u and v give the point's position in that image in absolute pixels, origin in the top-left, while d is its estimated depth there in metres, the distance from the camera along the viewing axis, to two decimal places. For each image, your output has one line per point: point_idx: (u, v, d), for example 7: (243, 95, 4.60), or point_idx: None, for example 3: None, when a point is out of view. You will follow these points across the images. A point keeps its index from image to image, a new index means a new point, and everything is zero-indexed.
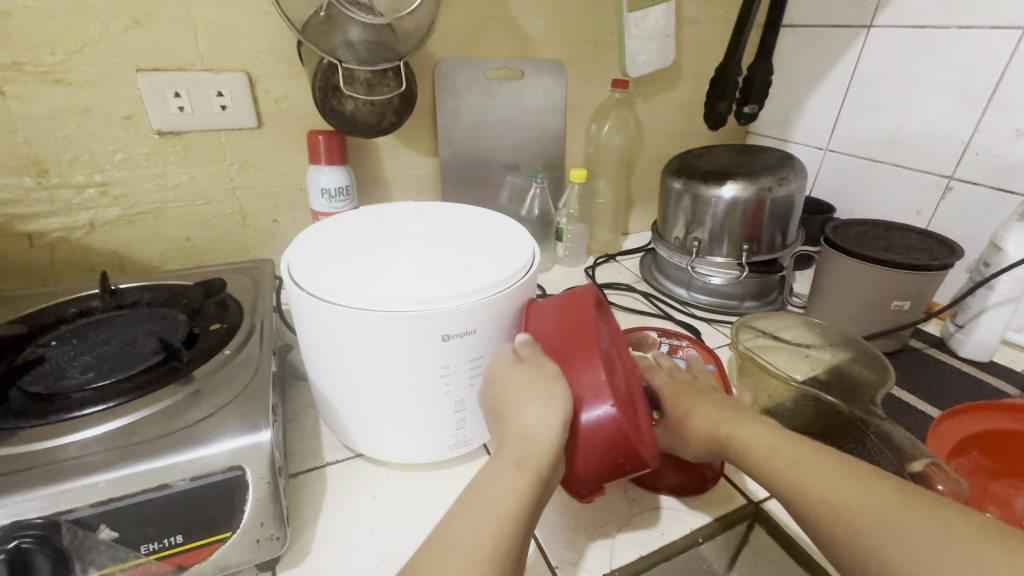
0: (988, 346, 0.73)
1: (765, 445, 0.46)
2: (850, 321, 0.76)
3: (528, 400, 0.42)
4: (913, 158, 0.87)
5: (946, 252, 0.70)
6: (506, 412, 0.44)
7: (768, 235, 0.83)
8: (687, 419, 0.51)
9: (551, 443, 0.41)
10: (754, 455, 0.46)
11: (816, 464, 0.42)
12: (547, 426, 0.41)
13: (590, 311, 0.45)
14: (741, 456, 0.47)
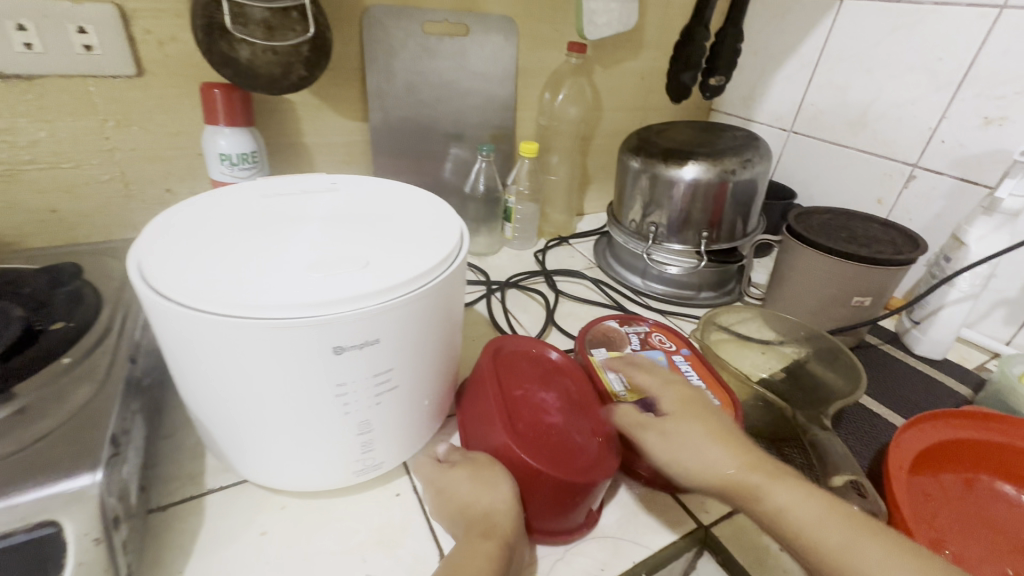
0: (943, 343, 0.71)
1: (799, 510, 0.37)
2: (808, 316, 0.72)
3: (475, 483, 0.41)
4: (877, 144, 0.82)
5: (910, 245, 0.67)
6: (456, 500, 0.42)
7: (729, 221, 0.77)
8: (689, 454, 0.42)
9: (508, 512, 0.40)
10: (790, 518, 0.37)
11: (787, 493, 0.38)
12: (498, 503, 0.40)
13: (486, 380, 0.47)
14: (764, 511, 0.39)
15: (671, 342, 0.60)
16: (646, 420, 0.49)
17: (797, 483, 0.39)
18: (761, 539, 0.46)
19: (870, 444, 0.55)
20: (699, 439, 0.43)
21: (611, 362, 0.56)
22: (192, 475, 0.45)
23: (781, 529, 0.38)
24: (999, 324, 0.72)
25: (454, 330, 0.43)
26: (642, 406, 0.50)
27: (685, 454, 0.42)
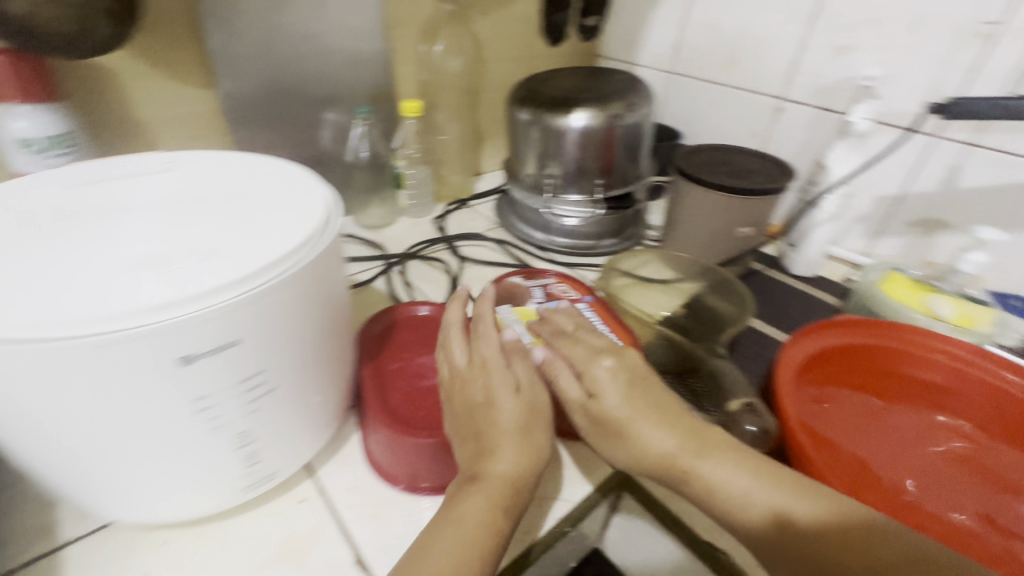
0: (814, 262, 0.77)
1: (738, 486, 0.38)
2: (700, 253, 0.75)
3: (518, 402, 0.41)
4: (749, 79, 0.86)
5: (782, 174, 0.71)
6: (465, 431, 0.40)
7: (622, 167, 0.78)
8: (636, 424, 0.42)
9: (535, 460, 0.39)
10: (720, 498, 0.38)
11: (728, 468, 0.39)
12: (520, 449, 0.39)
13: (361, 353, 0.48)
14: (696, 489, 0.39)
15: (573, 291, 0.60)
16: None
17: (730, 458, 0.39)
18: None
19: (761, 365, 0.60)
20: (622, 374, 0.44)
21: (515, 317, 0.54)
22: (44, 528, 0.39)
23: (706, 502, 0.39)
24: (857, 238, 0.81)
25: (337, 312, 0.39)
26: None
27: (611, 413, 0.43)
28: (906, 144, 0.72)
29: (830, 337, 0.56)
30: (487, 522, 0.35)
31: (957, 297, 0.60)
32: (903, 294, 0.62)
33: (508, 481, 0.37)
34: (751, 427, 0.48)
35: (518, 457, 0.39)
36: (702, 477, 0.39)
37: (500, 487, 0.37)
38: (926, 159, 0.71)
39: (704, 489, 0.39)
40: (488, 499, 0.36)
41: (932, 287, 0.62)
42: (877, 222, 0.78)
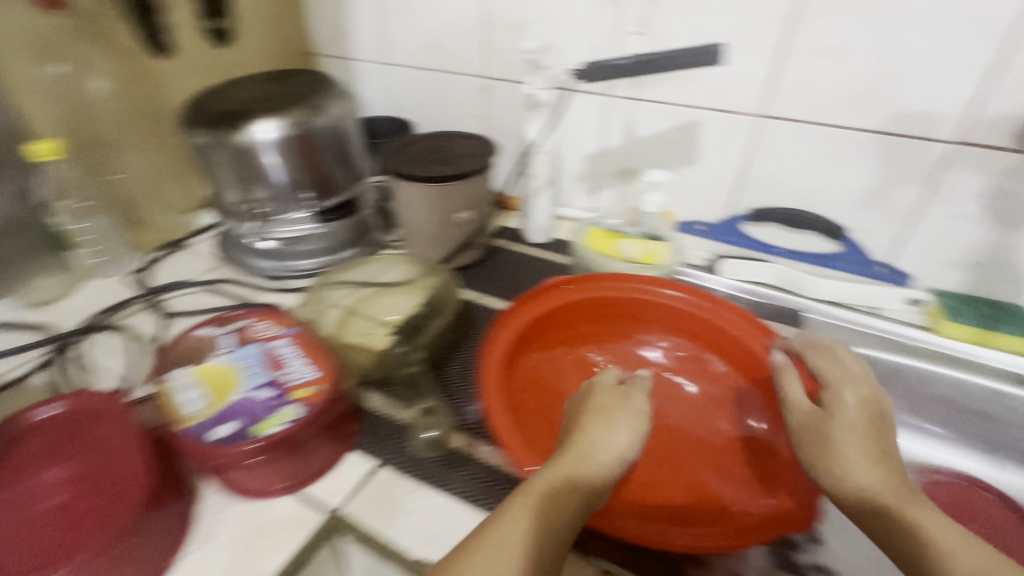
0: (545, 228, 0.82)
1: (853, 478, 0.40)
2: (431, 245, 0.74)
3: (610, 426, 0.43)
4: (454, 63, 0.87)
5: (487, 153, 0.73)
6: (576, 448, 0.41)
7: (335, 173, 0.73)
8: (607, 437, 0.42)
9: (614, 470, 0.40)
10: (856, 488, 0.39)
11: (852, 441, 0.42)
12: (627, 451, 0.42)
13: None
14: (827, 475, 0.41)
15: (272, 326, 0.53)
16: (222, 434, 0.41)
17: (865, 448, 0.41)
18: (389, 495, 0.45)
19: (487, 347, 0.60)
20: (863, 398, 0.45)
21: (190, 380, 0.46)
22: None
23: (834, 491, 0.41)
24: (581, 196, 0.87)
25: None
26: (216, 421, 0.42)
27: (834, 436, 0.43)
28: (590, 106, 0.79)
29: (553, 295, 0.60)
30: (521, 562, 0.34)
31: (639, 237, 0.68)
32: (603, 245, 0.67)
33: (600, 462, 0.40)
34: (429, 433, 0.50)
35: (611, 442, 0.41)
36: (848, 473, 0.40)
37: (591, 484, 0.39)
38: (608, 117, 0.78)
39: (843, 490, 0.40)
40: (529, 520, 0.36)
41: (621, 232, 0.69)
42: (591, 179, 0.85)
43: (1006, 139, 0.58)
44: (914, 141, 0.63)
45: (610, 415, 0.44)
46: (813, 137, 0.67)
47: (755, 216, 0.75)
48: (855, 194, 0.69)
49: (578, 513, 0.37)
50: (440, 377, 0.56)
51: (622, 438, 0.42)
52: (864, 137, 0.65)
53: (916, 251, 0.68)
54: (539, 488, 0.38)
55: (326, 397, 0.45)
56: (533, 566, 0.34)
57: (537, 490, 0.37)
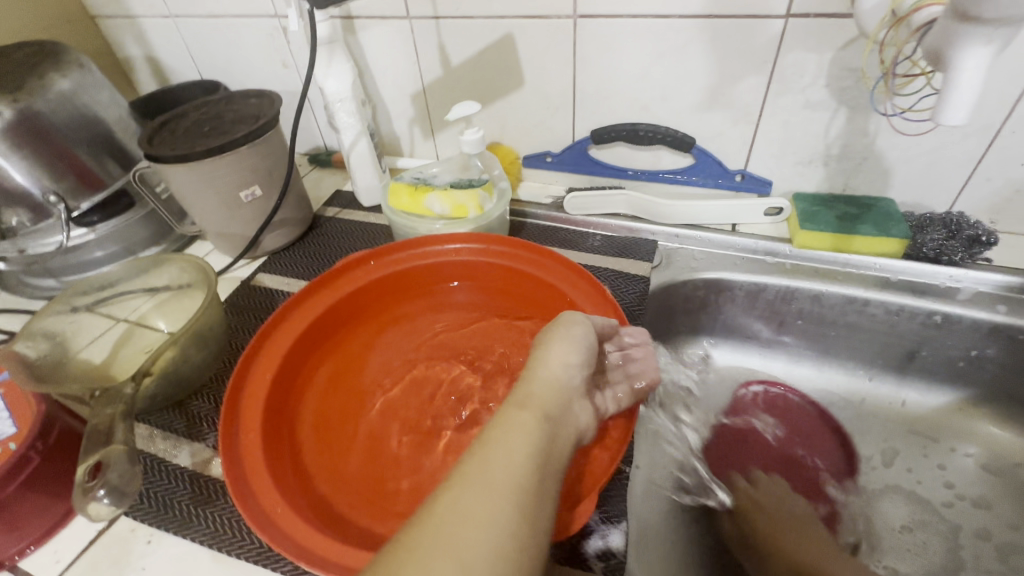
0: (377, 187, 0.72)
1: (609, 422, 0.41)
2: (227, 231, 0.64)
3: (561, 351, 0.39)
4: (238, 3, 0.72)
5: (268, 110, 0.61)
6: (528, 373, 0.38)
7: (94, 164, 0.61)
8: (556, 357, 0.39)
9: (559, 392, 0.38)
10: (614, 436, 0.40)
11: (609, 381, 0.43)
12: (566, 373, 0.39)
13: None
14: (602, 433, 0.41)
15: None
16: None
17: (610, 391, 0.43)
18: (125, 549, 0.40)
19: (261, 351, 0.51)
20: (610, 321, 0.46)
21: None
22: None
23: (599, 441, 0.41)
24: (421, 142, 0.77)
25: None
26: None
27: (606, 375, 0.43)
28: (392, 34, 0.66)
29: (344, 278, 0.52)
30: (526, 470, 0.32)
31: (448, 188, 0.57)
32: (411, 206, 0.57)
33: (551, 388, 0.37)
34: (99, 497, 0.32)
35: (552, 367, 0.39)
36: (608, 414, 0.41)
37: (545, 403, 0.36)
38: (416, 44, 0.66)
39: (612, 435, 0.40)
40: (513, 443, 0.33)
41: (430, 184, 0.58)
42: (424, 121, 0.74)
43: (842, 2, 0.48)
44: (744, 20, 0.52)
45: (542, 347, 0.40)
46: (637, 33, 0.56)
47: (596, 139, 0.65)
48: (695, 96, 0.58)
49: (550, 438, 0.34)
50: (216, 390, 0.49)
51: (563, 363, 0.39)
52: (689, 24, 0.54)
53: (769, 154, 0.60)
54: (509, 422, 0.35)
55: (7, 462, 0.37)
56: (535, 478, 0.32)
57: (500, 421, 0.35)
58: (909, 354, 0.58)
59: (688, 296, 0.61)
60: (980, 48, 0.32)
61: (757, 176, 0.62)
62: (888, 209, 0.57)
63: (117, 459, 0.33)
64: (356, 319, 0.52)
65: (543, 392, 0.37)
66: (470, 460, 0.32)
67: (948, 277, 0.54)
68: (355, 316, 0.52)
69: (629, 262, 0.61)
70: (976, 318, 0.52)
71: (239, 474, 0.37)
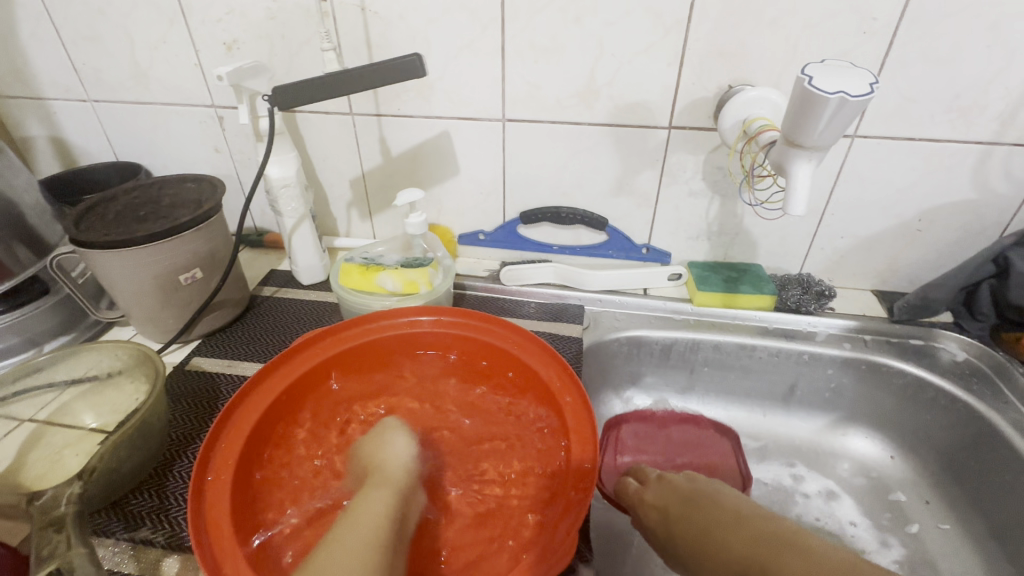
0: (317, 266, 0.74)
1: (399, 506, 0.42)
2: (159, 315, 0.61)
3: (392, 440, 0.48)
4: (171, 92, 0.74)
5: (211, 195, 0.62)
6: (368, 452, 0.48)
7: (1, 250, 0.56)
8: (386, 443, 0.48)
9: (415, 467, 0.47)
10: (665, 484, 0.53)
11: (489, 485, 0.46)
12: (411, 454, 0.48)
13: None
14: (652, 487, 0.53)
15: None
16: None
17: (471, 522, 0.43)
18: None
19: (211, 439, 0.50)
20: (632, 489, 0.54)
21: None
22: None
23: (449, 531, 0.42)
24: (359, 223, 0.81)
25: None
26: None
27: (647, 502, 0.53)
28: (335, 127, 0.72)
29: (308, 351, 0.53)
30: (378, 531, 0.40)
31: (399, 266, 0.62)
32: (363, 283, 0.61)
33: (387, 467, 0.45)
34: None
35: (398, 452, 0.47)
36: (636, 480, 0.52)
37: (393, 480, 0.44)
38: (358, 136, 0.72)
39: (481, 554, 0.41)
40: (367, 513, 0.41)
41: (380, 263, 0.63)
42: (363, 204, 0.79)
43: (707, 120, 0.63)
44: (638, 129, 0.65)
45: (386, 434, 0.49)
46: (556, 135, 0.68)
47: (525, 220, 0.74)
48: (604, 186, 0.71)
49: (400, 508, 0.43)
50: (159, 485, 0.46)
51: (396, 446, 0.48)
52: (596, 130, 0.66)
53: (666, 231, 0.73)
54: (362, 499, 0.43)
55: None
56: (385, 538, 0.40)
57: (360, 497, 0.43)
58: (790, 388, 0.70)
59: (615, 352, 0.70)
60: (804, 162, 0.47)
61: (659, 248, 0.75)
62: (758, 272, 0.72)
63: (82, 565, 0.34)
64: (328, 389, 0.53)
65: (393, 471, 0.45)
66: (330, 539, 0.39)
67: (808, 323, 0.69)
68: (327, 387, 0.53)
69: (563, 326, 0.68)
70: (832, 354, 0.66)
71: (211, 561, 0.36)
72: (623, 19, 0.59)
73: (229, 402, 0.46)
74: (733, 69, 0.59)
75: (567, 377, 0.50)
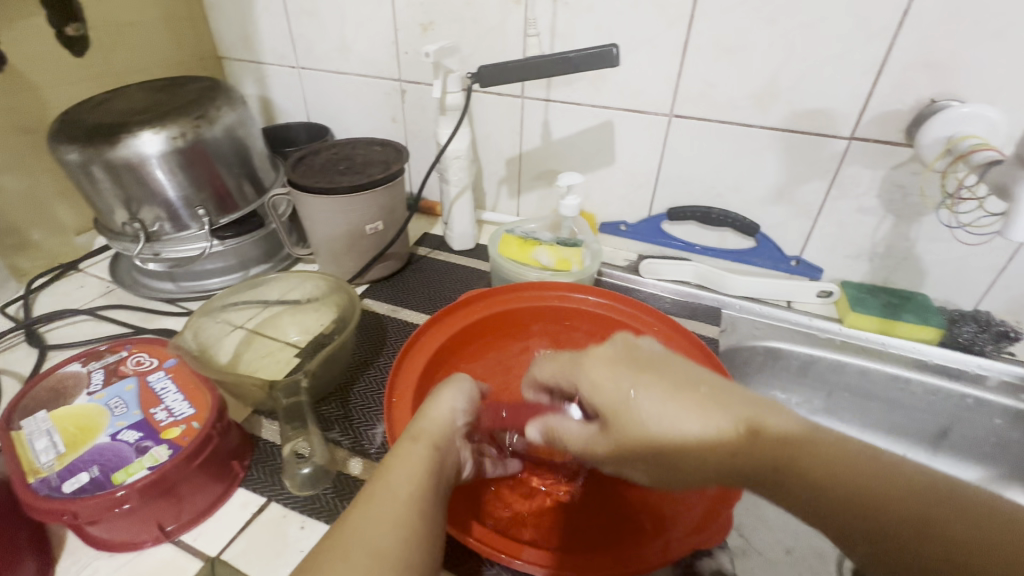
0: (468, 234, 0.80)
1: (415, 480, 0.35)
2: (343, 257, 0.71)
3: (454, 390, 0.42)
4: (366, 65, 0.84)
5: (397, 158, 0.70)
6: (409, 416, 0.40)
7: (234, 185, 0.68)
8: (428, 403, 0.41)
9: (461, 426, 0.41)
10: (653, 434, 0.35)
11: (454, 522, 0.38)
12: (456, 409, 0.41)
13: None
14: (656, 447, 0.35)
15: (157, 357, 0.49)
16: (72, 487, 0.37)
17: (435, 512, 0.35)
18: (279, 531, 0.42)
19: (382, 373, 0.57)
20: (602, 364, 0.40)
21: (51, 427, 0.42)
22: None
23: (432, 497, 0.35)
24: (506, 199, 0.86)
25: None
26: (69, 471, 0.39)
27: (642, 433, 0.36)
28: (504, 108, 0.77)
29: (468, 309, 0.58)
30: (416, 485, 0.35)
31: (554, 243, 0.66)
32: (519, 254, 0.65)
33: (435, 417, 0.40)
34: (306, 468, 0.45)
35: (443, 405, 0.41)
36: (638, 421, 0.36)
37: (433, 437, 0.38)
38: (523, 118, 0.77)
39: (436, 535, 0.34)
40: (405, 469, 0.36)
41: (536, 238, 0.67)
42: (514, 182, 0.84)
43: (896, 134, 0.60)
44: (815, 137, 0.64)
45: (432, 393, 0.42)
46: (722, 135, 0.68)
47: (672, 216, 0.75)
48: (764, 192, 0.69)
49: (437, 467, 0.37)
50: (344, 398, 0.54)
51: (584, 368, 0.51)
52: (767, 134, 0.65)
53: (823, 246, 0.70)
54: (393, 457, 0.37)
55: (198, 438, 0.41)
56: (422, 499, 0.34)
57: (395, 453, 0.37)
58: (942, 432, 0.65)
59: (749, 361, 0.69)
60: None
61: (810, 262, 0.72)
62: (924, 302, 0.67)
63: (318, 444, 0.46)
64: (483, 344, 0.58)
65: (434, 429, 0.39)
66: (369, 487, 0.35)
67: (978, 365, 0.63)
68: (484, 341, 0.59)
69: (699, 325, 0.69)
70: (1004, 403, 0.60)
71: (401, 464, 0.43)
72: (822, 23, 0.57)
73: (406, 343, 0.52)
74: (939, 82, 0.56)
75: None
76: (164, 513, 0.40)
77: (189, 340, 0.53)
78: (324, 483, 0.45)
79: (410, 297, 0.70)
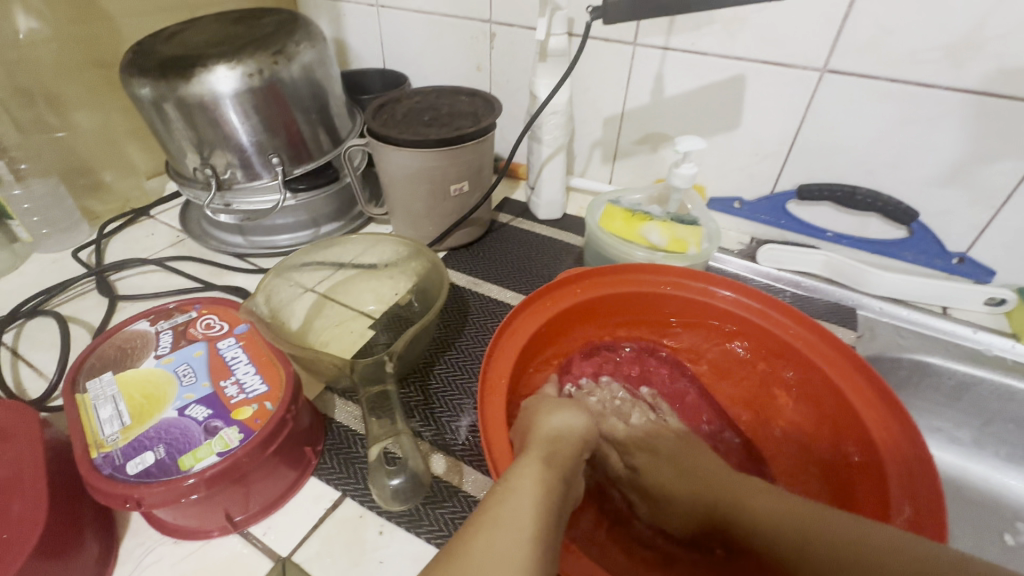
0: (556, 203, 0.72)
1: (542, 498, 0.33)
2: (422, 220, 0.64)
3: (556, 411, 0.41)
4: (453, 3, 0.74)
5: (488, 110, 0.61)
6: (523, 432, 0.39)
7: (309, 133, 0.62)
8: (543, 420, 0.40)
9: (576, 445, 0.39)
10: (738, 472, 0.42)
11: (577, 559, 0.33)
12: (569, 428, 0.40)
13: None
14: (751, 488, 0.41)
15: (227, 322, 0.44)
16: (137, 469, 0.33)
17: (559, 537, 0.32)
18: (356, 534, 0.37)
19: (466, 356, 0.51)
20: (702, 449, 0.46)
21: (116, 393, 0.38)
22: None
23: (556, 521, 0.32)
24: (599, 165, 0.76)
25: None
26: (133, 450, 0.34)
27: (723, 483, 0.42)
28: (610, 57, 0.66)
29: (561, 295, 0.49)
30: (545, 506, 0.32)
31: (667, 220, 0.56)
32: (625, 230, 0.56)
33: (556, 435, 0.39)
34: (397, 481, 0.37)
35: (562, 425, 0.40)
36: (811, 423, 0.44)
37: (555, 455, 0.37)
38: (632, 70, 0.66)
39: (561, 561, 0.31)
40: (529, 487, 0.33)
41: (645, 212, 0.57)
42: (611, 145, 0.73)
43: None
44: (1019, 104, 0.50)
45: (546, 413, 0.42)
46: (887, 98, 0.55)
47: (805, 195, 0.63)
48: (934, 170, 0.56)
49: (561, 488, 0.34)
50: (423, 382, 0.48)
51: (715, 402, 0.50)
52: (950, 98, 0.52)
53: (1000, 242, 0.57)
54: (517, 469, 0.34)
55: (271, 423, 0.36)
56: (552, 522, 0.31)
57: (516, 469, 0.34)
58: None
59: (889, 374, 0.58)
60: None
61: (976, 262, 0.59)
62: None
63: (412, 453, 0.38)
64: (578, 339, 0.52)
65: (555, 449, 0.37)
66: (496, 500, 0.32)
67: None
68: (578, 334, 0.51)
69: (831, 327, 0.58)
70: None
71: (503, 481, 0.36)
72: None
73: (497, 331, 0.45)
74: None
75: (904, 442, 0.39)
76: (232, 503, 0.36)
77: (262, 306, 0.48)
78: (419, 496, 0.38)
79: (492, 269, 0.63)
